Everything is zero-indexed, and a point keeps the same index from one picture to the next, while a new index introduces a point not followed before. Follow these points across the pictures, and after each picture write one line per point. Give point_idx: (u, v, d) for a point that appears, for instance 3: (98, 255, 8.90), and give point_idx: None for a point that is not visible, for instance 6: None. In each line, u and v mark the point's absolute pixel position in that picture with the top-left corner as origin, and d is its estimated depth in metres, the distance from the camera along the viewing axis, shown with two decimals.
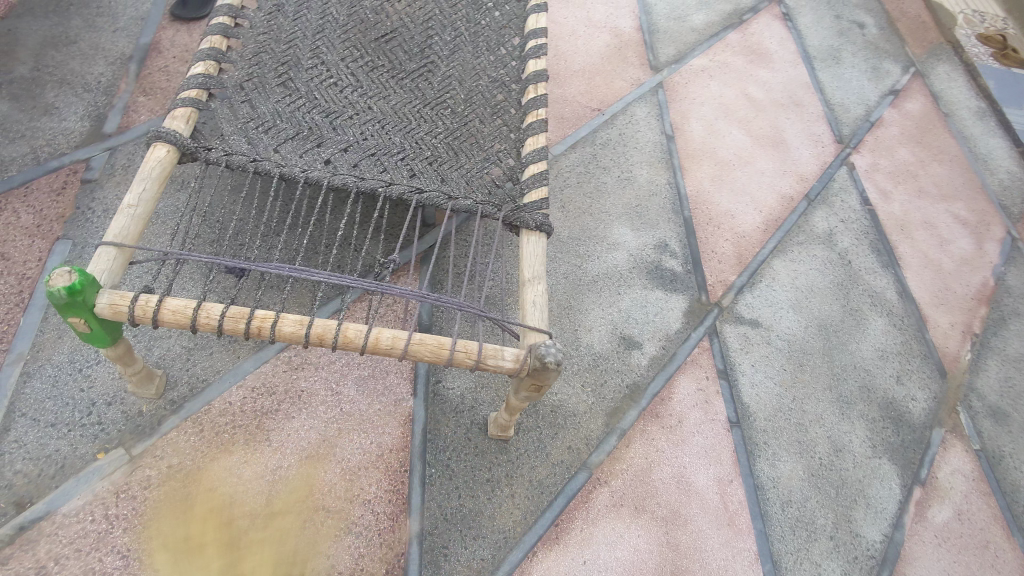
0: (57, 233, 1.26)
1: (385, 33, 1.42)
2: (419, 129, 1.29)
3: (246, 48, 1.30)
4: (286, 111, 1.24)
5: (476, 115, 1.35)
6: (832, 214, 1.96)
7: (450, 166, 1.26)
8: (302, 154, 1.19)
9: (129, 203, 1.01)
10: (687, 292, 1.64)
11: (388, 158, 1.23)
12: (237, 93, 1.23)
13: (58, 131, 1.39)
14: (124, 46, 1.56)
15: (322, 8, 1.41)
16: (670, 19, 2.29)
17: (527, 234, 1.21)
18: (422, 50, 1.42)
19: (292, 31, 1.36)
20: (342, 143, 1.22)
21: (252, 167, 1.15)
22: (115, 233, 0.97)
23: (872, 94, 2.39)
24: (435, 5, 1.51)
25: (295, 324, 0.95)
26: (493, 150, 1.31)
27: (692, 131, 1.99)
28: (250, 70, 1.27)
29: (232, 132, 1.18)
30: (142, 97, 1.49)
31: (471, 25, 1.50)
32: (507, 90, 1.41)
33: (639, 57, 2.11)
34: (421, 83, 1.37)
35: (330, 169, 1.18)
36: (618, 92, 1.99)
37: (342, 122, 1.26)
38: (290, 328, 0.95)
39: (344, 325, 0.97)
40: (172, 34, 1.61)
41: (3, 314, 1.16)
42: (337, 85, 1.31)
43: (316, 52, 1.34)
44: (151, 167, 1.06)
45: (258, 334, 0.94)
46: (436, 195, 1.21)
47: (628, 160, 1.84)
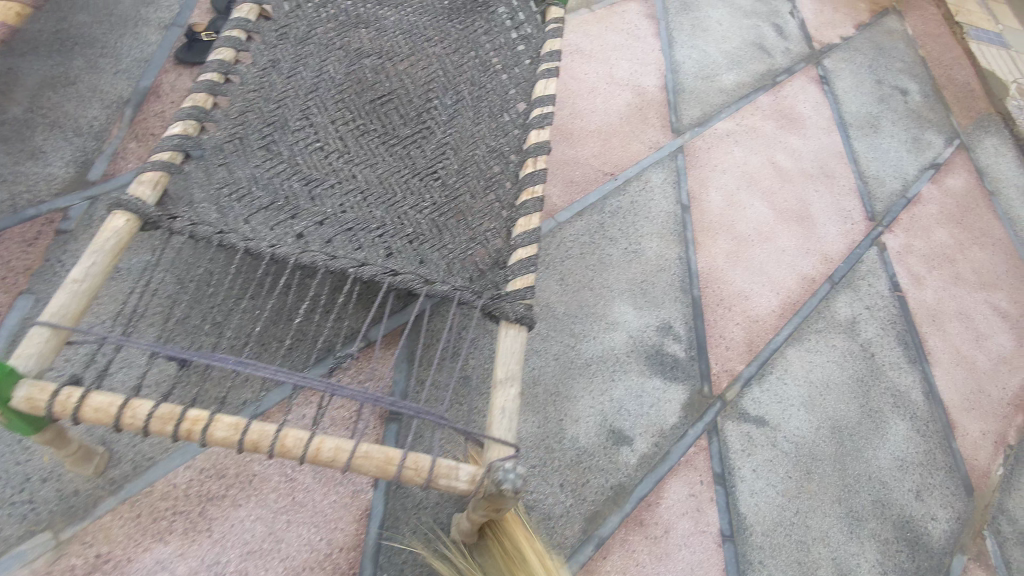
0: (22, 287, 1.22)
1: (382, 94, 1.35)
2: (404, 202, 1.21)
3: (232, 106, 1.24)
4: (264, 177, 1.17)
5: (468, 188, 1.27)
6: (857, 299, 1.82)
7: (431, 245, 1.18)
8: (273, 226, 1.12)
9: (74, 277, 0.95)
10: (689, 381, 1.52)
11: (365, 235, 1.15)
12: (215, 154, 1.17)
13: (41, 177, 1.36)
14: (123, 89, 1.53)
15: (319, 65, 1.35)
16: (698, 78, 2.19)
17: (506, 326, 1.11)
18: (419, 115, 1.35)
19: (284, 89, 1.29)
20: (318, 215, 1.15)
21: (217, 238, 1.08)
22: (52, 311, 0.91)
23: (911, 167, 2.25)
24: (440, 65, 1.44)
25: (229, 428, 0.87)
26: (482, 229, 1.22)
27: (710, 202, 1.88)
28: (233, 130, 1.21)
29: (202, 198, 1.12)
30: (134, 143, 1.46)
31: (475, 88, 1.43)
32: (504, 161, 1.33)
33: (660, 119, 2.02)
34: (413, 150, 1.29)
35: (301, 245, 1.11)
36: (634, 156, 1.90)
37: (322, 191, 1.19)
38: (222, 433, 0.87)
39: (283, 432, 0.89)
40: (174, 78, 1.58)
41: None
42: (323, 150, 1.24)
43: (306, 112, 1.28)
44: (106, 238, 1.00)
45: (187, 437, 0.86)
46: (412, 278, 1.12)
47: (638, 231, 1.73)
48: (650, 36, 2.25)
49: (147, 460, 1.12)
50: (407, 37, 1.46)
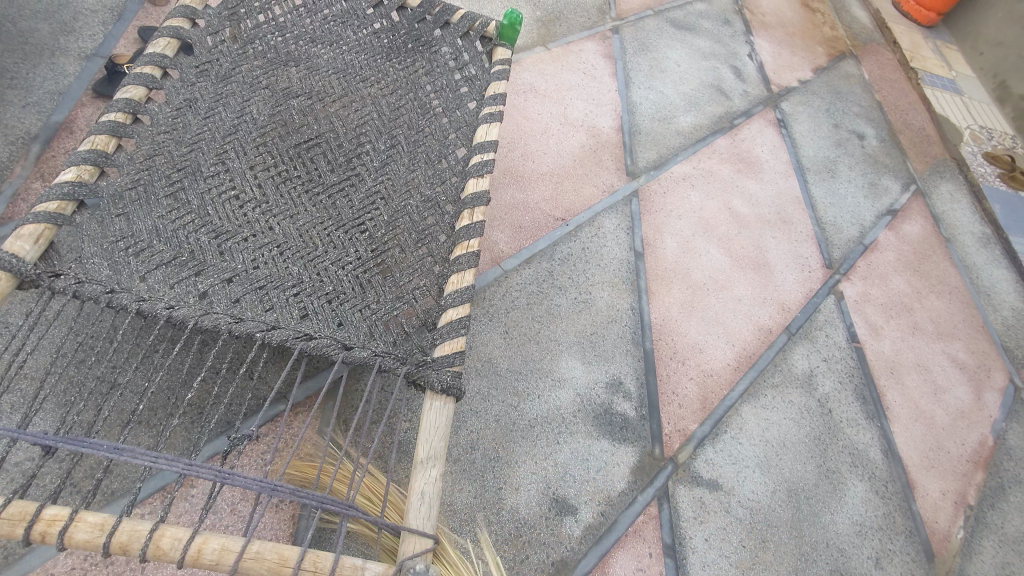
0: None
1: (308, 138, 1.26)
2: (324, 257, 1.12)
3: (139, 150, 1.14)
4: (168, 229, 1.07)
5: (397, 242, 1.18)
6: (814, 350, 1.77)
7: (352, 305, 1.08)
8: (173, 285, 1.01)
9: None
10: (638, 443, 1.44)
11: (279, 293, 1.06)
12: (113, 204, 1.06)
13: None
14: (31, 123, 1.41)
15: (241, 106, 1.26)
16: (655, 119, 2.15)
17: (431, 397, 1.01)
18: (348, 161, 1.26)
19: (199, 132, 1.20)
20: (226, 272, 1.05)
21: (106, 299, 0.97)
22: None
23: (868, 212, 2.23)
24: (375, 108, 1.36)
25: (92, 529, 0.75)
26: (410, 287, 1.13)
27: (665, 248, 1.82)
28: (136, 177, 1.11)
29: (92, 254, 1.01)
30: (38, 183, 1.34)
31: (411, 133, 1.35)
32: (439, 212, 1.25)
33: (615, 161, 1.96)
34: (339, 199, 1.20)
35: (204, 306, 1.00)
36: (586, 200, 1.83)
37: (234, 244, 1.08)
38: (84, 535, 0.75)
39: (159, 531, 0.77)
40: (91, 112, 1.47)
41: None
42: (238, 199, 1.14)
43: (221, 158, 1.18)
44: None
45: (42, 541, 0.74)
46: (327, 343, 1.02)
47: (589, 279, 1.66)
48: (607, 76, 2.20)
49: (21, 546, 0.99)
50: (341, 76, 1.38)
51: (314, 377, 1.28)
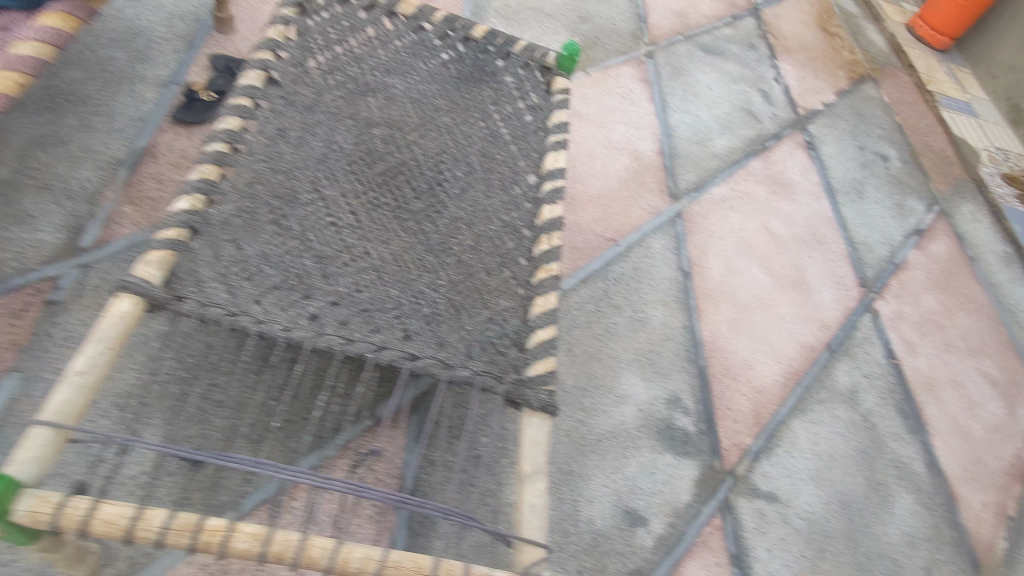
0: (9, 364, 1.16)
1: (392, 165, 1.32)
2: (419, 280, 1.17)
3: (240, 177, 1.19)
4: (275, 254, 1.12)
5: (483, 265, 1.24)
6: (855, 367, 1.83)
7: (449, 326, 1.14)
8: (285, 308, 1.07)
9: (78, 369, 0.90)
10: (700, 457, 1.50)
11: (381, 315, 1.11)
12: (223, 231, 1.12)
13: (29, 244, 1.28)
14: (117, 149, 1.46)
15: (328, 134, 1.31)
16: (693, 142, 2.23)
17: (529, 415, 1.07)
18: (431, 187, 1.31)
19: (293, 160, 1.25)
20: (332, 295, 1.11)
21: (228, 321, 1.03)
22: (55, 408, 0.86)
23: (896, 233, 2.31)
24: (450, 135, 1.42)
25: (250, 539, 0.81)
26: (499, 308, 1.19)
27: (711, 268, 1.88)
28: (241, 205, 1.16)
29: (210, 278, 1.06)
30: (128, 207, 1.39)
31: (485, 160, 1.41)
32: (519, 236, 1.30)
33: (659, 184, 2.03)
34: (427, 224, 1.26)
35: (316, 328, 1.06)
36: (635, 221, 1.90)
37: (336, 269, 1.14)
38: (243, 544, 0.81)
39: (308, 540, 0.83)
40: (171, 138, 1.53)
41: None
42: (335, 225, 1.19)
43: (316, 185, 1.23)
44: (111, 324, 0.94)
45: (205, 549, 0.80)
46: (431, 363, 1.08)
47: (642, 299, 1.72)
48: (645, 100, 2.28)
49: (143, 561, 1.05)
50: (416, 105, 1.44)
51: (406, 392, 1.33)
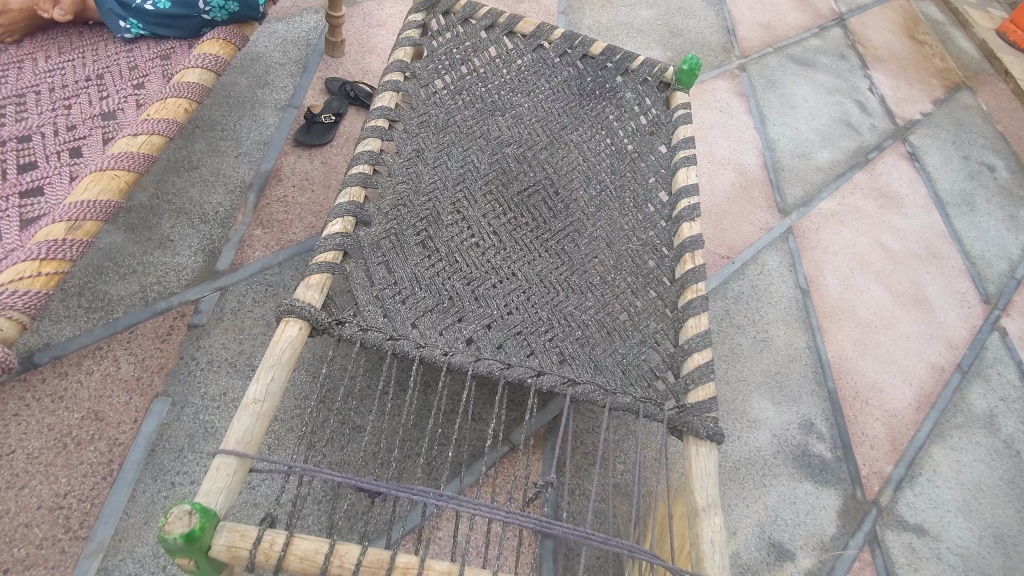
0: (157, 388, 1.15)
1: (527, 186, 1.30)
2: (567, 301, 1.14)
3: (385, 200, 1.18)
4: (426, 277, 1.10)
5: (627, 285, 1.20)
6: (990, 390, 1.71)
7: (603, 349, 1.10)
8: (442, 331, 1.05)
9: (254, 397, 0.87)
10: (840, 486, 1.41)
11: (535, 338, 1.08)
12: (374, 252, 1.10)
13: (170, 268, 1.29)
14: (245, 172, 1.48)
15: (463, 155, 1.30)
16: (795, 156, 2.17)
17: (696, 444, 1.02)
18: (566, 207, 1.29)
19: (432, 181, 1.24)
20: (486, 317, 1.08)
21: (389, 345, 1.01)
22: (237, 437, 0.83)
23: (1014, 246, 2.18)
24: (579, 153, 1.39)
25: None
26: (650, 330, 1.15)
27: (829, 286, 1.81)
28: (389, 227, 1.15)
29: (367, 301, 1.05)
30: (259, 230, 1.40)
31: (615, 178, 1.38)
32: (658, 255, 1.27)
33: (766, 198, 1.98)
34: (567, 245, 1.23)
35: (473, 351, 1.03)
36: (746, 238, 1.84)
37: (486, 290, 1.12)
38: None
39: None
40: (294, 160, 1.54)
41: (88, 490, 1.02)
42: (479, 246, 1.18)
43: (457, 206, 1.22)
44: (282, 350, 0.93)
45: None
46: (591, 388, 1.04)
47: (764, 317, 1.66)
48: (743, 114, 2.23)
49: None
50: (543, 123, 1.42)
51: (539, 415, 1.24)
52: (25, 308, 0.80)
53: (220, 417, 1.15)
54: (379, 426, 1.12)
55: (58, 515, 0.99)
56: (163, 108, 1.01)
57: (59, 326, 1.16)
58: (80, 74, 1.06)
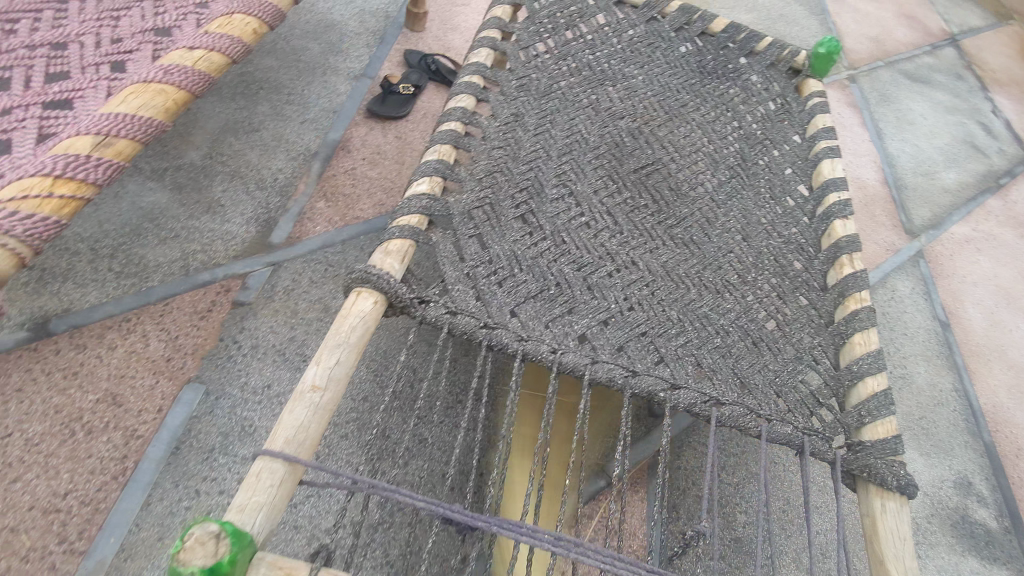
0: (190, 373, 0.94)
1: (645, 164, 1.08)
2: (700, 301, 0.91)
3: (480, 165, 0.97)
4: (528, 256, 0.88)
5: (772, 288, 0.96)
6: None
7: (749, 363, 0.86)
8: (548, 323, 0.82)
9: (313, 384, 0.66)
10: (1012, 565, 1.13)
11: (665, 343, 0.85)
12: (466, 222, 0.89)
13: (218, 236, 1.10)
14: (310, 140, 1.29)
15: (569, 124, 1.09)
16: (918, 174, 1.91)
17: (881, 496, 0.76)
18: (691, 192, 1.06)
19: (533, 149, 1.02)
20: (601, 312, 0.85)
21: (483, 336, 0.79)
22: (286, 436, 0.61)
23: None
24: (703, 135, 1.17)
25: None
26: (805, 345, 0.90)
27: (971, 320, 1.53)
28: (483, 194, 0.93)
29: (456, 279, 0.83)
30: (322, 203, 1.21)
31: (746, 164, 1.15)
32: (805, 255, 1.02)
33: (890, 217, 1.71)
34: (696, 235, 1.00)
35: (588, 352, 0.80)
36: (872, 258, 1.58)
37: (601, 279, 0.89)
38: None
39: None
40: (365, 132, 1.35)
41: (93, 492, 0.81)
42: (591, 227, 0.95)
43: (563, 179, 1.00)
44: (352, 325, 0.72)
45: None
46: (739, 411, 0.80)
47: (899, 350, 1.40)
48: (857, 125, 1.99)
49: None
50: (660, 99, 1.21)
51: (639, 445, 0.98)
52: (27, 237, 0.60)
53: (260, 414, 0.93)
54: (446, 440, 0.88)
55: (54, 520, 0.79)
56: (228, 24, 0.84)
57: (84, 291, 0.98)
58: None
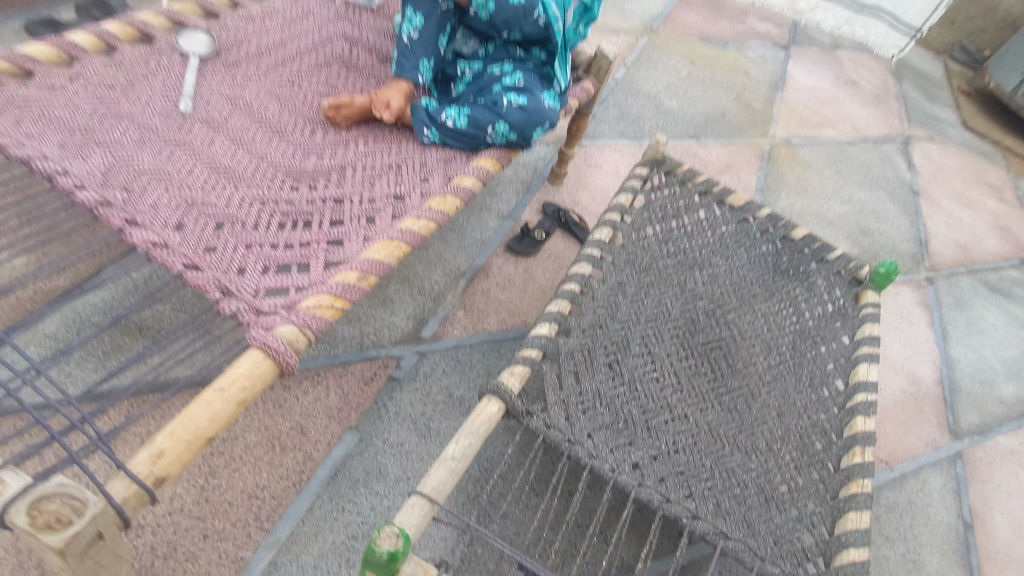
0: (352, 422, 1.31)
1: (712, 340, 1.40)
2: (730, 457, 1.20)
3: (586, 318, 1.32)
4: (608, 396, 1.21)
5: (791, 459, 1.23)
6: None
7: (758, 513, 1.13)
8: (612, 449, 1.14)
9: (452, 455, 1.00)
10: None
11: (696, 482, 1.14)
12: (569, 361, 1.23)
13: (386, 324, 1.50)
14: (461, 262, 1.70)
15: (659, 297, 1.43)
16: (975, 381, 2.09)
17: None
18: (744, 368, 1.37)
19: (627, 313, 1.37)
20: (653, 449, 1.16)
21: (565, 447, 1.11)
22: (431, 485, 0.94)
23: None
24: (765, 323, 1.48)
25: None
26: (807, 510, 1.16)
27: (997, 526, 1.69)
28: (584, 342, 1.28)
29: (554, 402, 1.16)
30: (461, 312, 1.59)
31: (795, 354, 1.44)
32: (826, 438, 1.29)
33: (937, 415, 1.91)
34: (740, 404, 1.29)
35: (637, 477, 1.11)
36: (910, 449, 1.79)
37: (658, 424, 1.20)
38: None
39: None
40: (502, 262, 1.75)
41: (280, 490, 1.17)
42: (659, 381, 1.27)
43: (645, 340, 1.34)
44: (480, 422, 1.06)
45: None
46: (740, 546, 1.08)
47: (917, 538, 1.59)
48: (925, 324, 2.21)
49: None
50: (735, 288, 1.53)
51: (660, 559, 1.25)
52: (309, 328, 0.95)
53: (393, 462, 1.27)
54: (521, 516, 1.18)
55: (253, 502, 1.14)
56: (443, 203, 1.23)
57: None
58: (384, 161, 1.31)
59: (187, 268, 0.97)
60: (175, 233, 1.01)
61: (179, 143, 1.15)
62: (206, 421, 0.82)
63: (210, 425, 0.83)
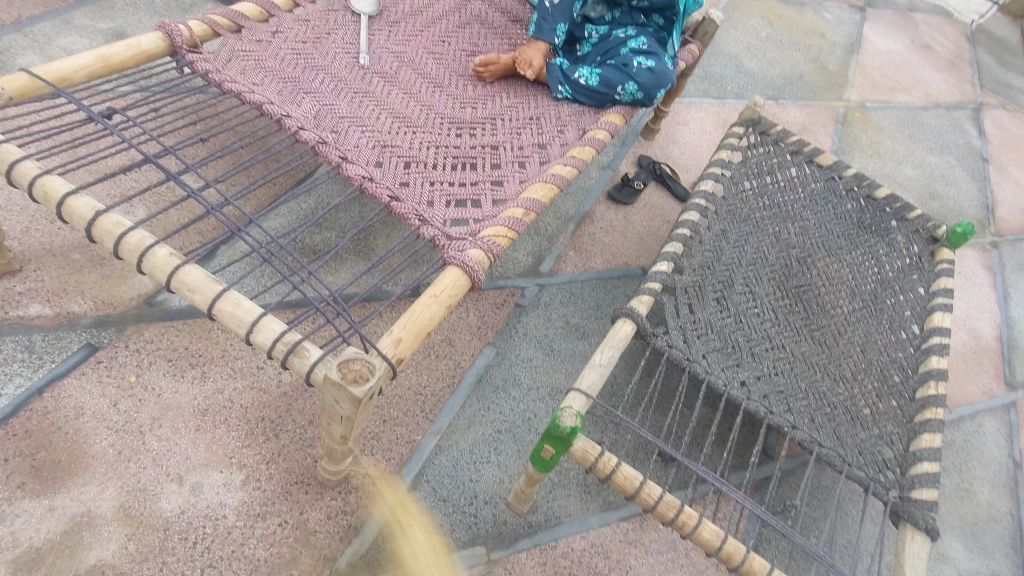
0: (489, 339, 1.53)
1: (804, 283, 1.57)
2: (822, 382, 1.39)
3: (697, 259, 1.51)
4: (718, 325, 1.41)
5: (873, 388, 1.42)
6: None
7: (846, 429, 1.33)
8: (723, 368, 1.34)
9: (600, 361, 1.21)
10: None
11: (794, 400, 1.34)
12: (684, 294, 1.43)
13: (510, 259, 1.71)
14: (570, 207, 1.90)
15: (758, 244, 1.61)
16: None
17: (913, 530, 1.20)
18: (831, 309, 1.55)
19: (731, 256, 1.55)
20: (757, 371, 1.36)
21: (685, 364, 1.32)
22: (587, 383, 1.16)
23: None
24: (850, 272, 1.65)
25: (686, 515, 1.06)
26: (887, 430, 1.36)
27: None
28: (697, 279, 1.47)
29: (674, 327, 1.37)
30: (572, 252, 1.79)
31: (876, 300, 1.61)
32: (903, 373, 1.47)
33: (994, 368, 2.07)
34: (829, 340, 1.48)
35: (745, 392, 1.32)
36: (969, 396, 1.96)
37: (761, 351, 1.40)
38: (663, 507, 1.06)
39: (703, 524, 1.06)
40: (604, 209, 1.94)
41: (439, 389, 1.41)
42: (760, 316, 1.46)
43: (747, 280, 1.52)
44: (618, 338, 1.26)
45: (661, 513, 1.07)
46: (832, 453, 1.28)
47: (970, 471, 1.77)
48: (987, 285, 2.34)
49: (517, 512, 1.27)
50: (824, 240, 1.70)
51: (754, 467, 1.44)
52: (489, 250, 1.15)
53: (524, 374, 1.50)
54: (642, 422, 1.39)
55: (418, 398, 1.38)
56: (582, 151, 1.40)
57: None
58: (526, 112, 1.49)
59: (392, 200, 1.19)
60: (377, 169, 1.22)
61: (365, 93, 1.35)
62: (427, 318, 1.02)
63: (430, 322, 1.03)
